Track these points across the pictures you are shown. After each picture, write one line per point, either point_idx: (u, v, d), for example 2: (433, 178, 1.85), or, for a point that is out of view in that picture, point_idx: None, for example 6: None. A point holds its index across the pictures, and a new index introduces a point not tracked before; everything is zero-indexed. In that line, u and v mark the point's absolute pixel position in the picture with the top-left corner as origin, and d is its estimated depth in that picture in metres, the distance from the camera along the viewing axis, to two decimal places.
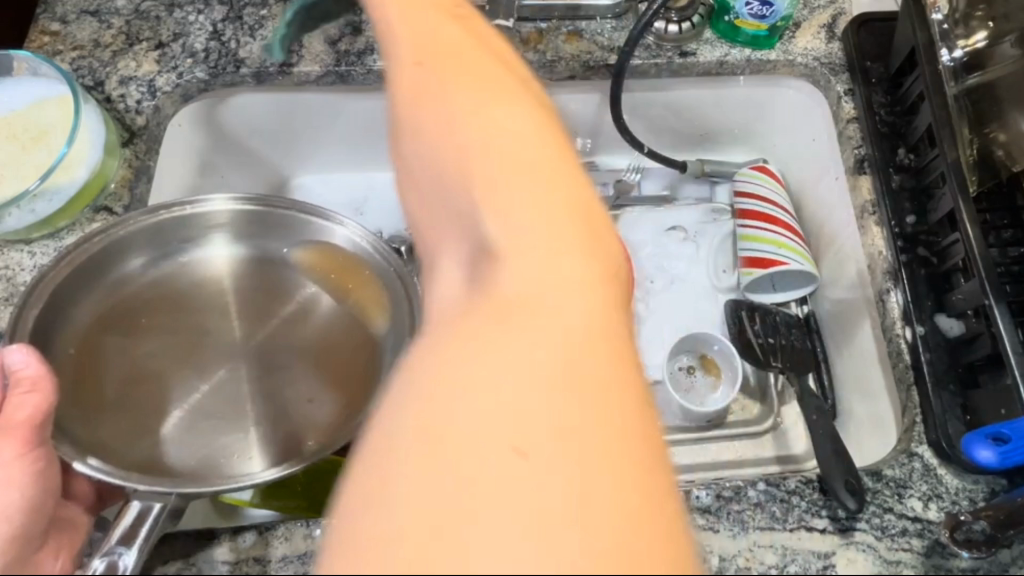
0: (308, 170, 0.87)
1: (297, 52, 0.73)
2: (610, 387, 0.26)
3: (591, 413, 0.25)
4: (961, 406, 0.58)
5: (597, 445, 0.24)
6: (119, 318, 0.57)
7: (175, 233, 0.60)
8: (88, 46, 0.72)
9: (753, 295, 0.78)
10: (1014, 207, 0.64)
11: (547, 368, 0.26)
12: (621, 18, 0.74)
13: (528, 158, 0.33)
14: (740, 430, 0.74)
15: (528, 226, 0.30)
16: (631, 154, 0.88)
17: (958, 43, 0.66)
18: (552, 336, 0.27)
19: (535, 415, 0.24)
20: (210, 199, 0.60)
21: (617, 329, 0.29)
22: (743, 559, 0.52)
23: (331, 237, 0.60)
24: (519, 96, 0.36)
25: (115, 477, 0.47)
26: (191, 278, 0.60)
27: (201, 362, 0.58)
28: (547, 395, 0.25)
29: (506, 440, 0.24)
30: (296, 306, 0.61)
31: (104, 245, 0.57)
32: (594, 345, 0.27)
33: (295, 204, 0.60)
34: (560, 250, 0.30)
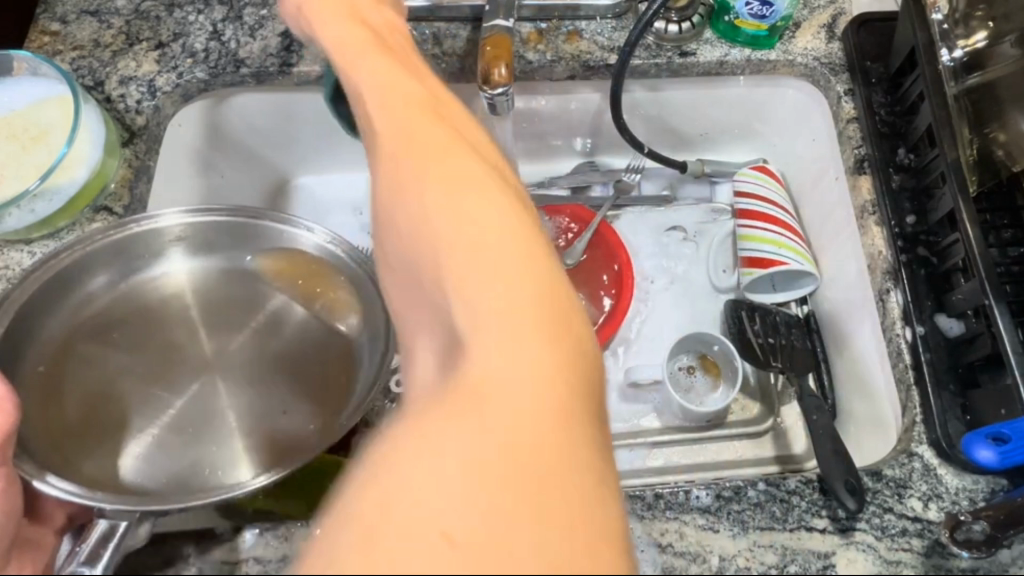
0: (308, 171, 0.87)
1: (297, 52, 0.73)
2: (551, 486, 0.29)
3: (534, 509, 0.28)
4: (961, 406, 0.58)
5: (535, 540, 0.28)
6: (88, 330, 0.59)
7: (136, 249, 0.61)
8: (88, 46, 0.72)
9: (753, 295, 0.78)
10: (1014, 207, 0.64)
11: (492, 466, 0.29)
12: (621, 18, 0.74)
13: (493, 252, 0.35)
14: (740, 430, 0.74)
15: (483, 328, 0.33)
16: (631, 154, 0.87)
17: (958, 43, 0.66)
18: (501, 436, 0.29)
19: (483, 514, 0.28)
20: (165, 213, 0.60)
21: (567, 408, 0.31)
22: (743, 559, 0.51)
23: (297, 243, 0.61)
24: (493, 187, 0.38)
25: (82, 496, 0.47)
26: (158, 291, 0.62)
27: (173, 373, 0.59)
28: (492, 494, 0.28)
29: (451, 539, 0.27)
30: (266, 317, 0.62)
31: (74, 259, 0.58)
32: (541, 428, 0.30)
33: (257, 213, 0.61)
34: (507, 344, 0.32)
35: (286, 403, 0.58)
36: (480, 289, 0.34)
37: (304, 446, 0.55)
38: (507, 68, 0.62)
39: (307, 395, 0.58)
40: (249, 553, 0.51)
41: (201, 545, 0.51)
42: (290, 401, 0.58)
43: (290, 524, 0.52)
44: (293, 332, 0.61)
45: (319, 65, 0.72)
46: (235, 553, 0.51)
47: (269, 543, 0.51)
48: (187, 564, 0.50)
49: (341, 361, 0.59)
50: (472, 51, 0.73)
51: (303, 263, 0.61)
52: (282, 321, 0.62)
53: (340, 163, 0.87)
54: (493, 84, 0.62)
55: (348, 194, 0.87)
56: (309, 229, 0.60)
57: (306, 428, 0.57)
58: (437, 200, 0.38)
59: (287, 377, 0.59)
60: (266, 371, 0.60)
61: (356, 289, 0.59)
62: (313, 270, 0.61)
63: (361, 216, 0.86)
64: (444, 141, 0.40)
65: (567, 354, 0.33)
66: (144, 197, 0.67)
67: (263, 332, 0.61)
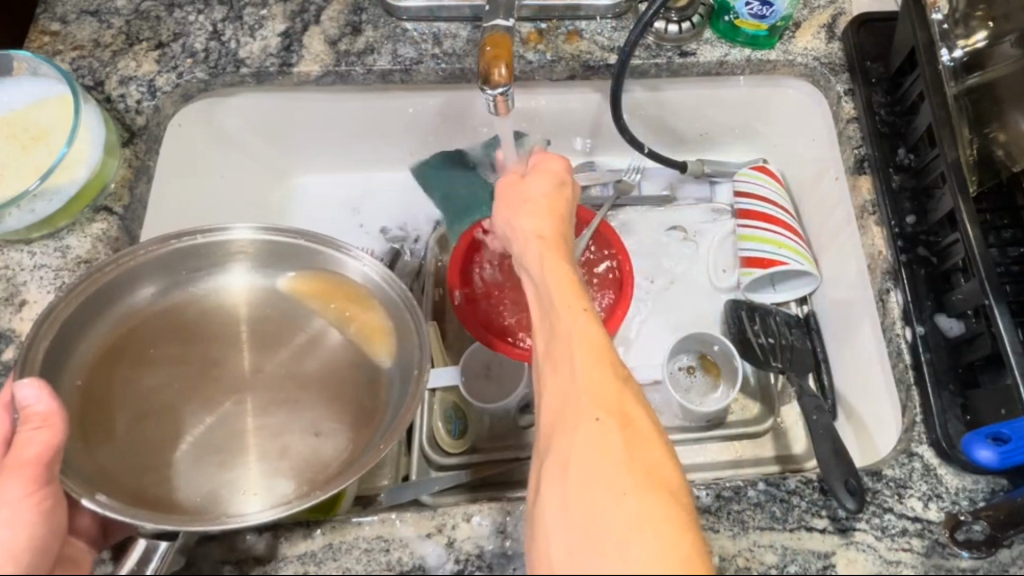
0: (308, 170, 0.87)
1: (298, 51, 0.73)
2: (629, 439, 0.40)
3: (623, 462, 0.39)
4: (961, 406, 0.58)
5: (624, 478, 0.38)
6: (131, 343, 0.57)
7: (190, 261, 0.60)
8: (88, 46, 0.72)
9: (753, 295, 0.78)
10: (1014, 207, 0.64)
11: (592, 430, 0.40)
12: (621, 19, 0.74)
13: (557, 303, 0.46)
14: (740, 430, 0.73)
15: (578, 421, 0.41)
16: (631, 155, 0.87)
17: (958, 43, 0.66)
18: (592, 407, 0.41)
19: (592, 462, 0.39)
20: (236, 228, 0.59)
21: (646, 449, 0.40)
22: (743, 559, 0.51)
23: (343, 270, 0.60)
24: (548, 248, 0.50)
25: (124, 515, 0.46)
26: (201, 304, 0.60)
27: (209, 391, 0.57)
28: (595, 450, 0.39)
29: (580, 475, 0.39)
30: (305, 338, 0.60)
31: (116, 274, 0.57)
32: (625, 470, 0.38)
33: (308, 234, 0.60)
34: (597, 419, 0.40)
35: (318, 425, 0.56)
36: (573, 372, 0.43)
37: (326, 472, 0.54)
38: (507, 68, 0.62)
39: (341, 422, 0.57)
40: (249, 553, 0.51)
41: (202, 546, 0.51)
42: (322, 424, 0.56)
43: (290, 524, 0.52)
44: (328, 358, 0.59)
45: (319, 65, 0.72)
46: (235, 553, 0.51)
47: (269, 544, 0.51)
48: (187, 564, 0.50)
49: (374, 394, 0.57)
50: (472, 51, 0.73)
51: (347, 293, 0.60)
52: (320, 344, 0.60)
53: (341, 163, 0.87)
54: (493, 84, 0.62)
55: (349, 194, 0.88)
56: (357, 257, 0.59)
57: (337, 454, 0.55)
58: (542, 354, 0.46)
59: (324, 401, 0.57)
60: (300, 394, 0.58)
61: (396, 318, 0.59)
62: (354, 296, 0.60)
63: (359, 215, 0.86)
64: (552, 257, 0.49)
65: (634, 418, 0.41)
66: (144, 197, 0.67)
67: (302, 353, 0.60)
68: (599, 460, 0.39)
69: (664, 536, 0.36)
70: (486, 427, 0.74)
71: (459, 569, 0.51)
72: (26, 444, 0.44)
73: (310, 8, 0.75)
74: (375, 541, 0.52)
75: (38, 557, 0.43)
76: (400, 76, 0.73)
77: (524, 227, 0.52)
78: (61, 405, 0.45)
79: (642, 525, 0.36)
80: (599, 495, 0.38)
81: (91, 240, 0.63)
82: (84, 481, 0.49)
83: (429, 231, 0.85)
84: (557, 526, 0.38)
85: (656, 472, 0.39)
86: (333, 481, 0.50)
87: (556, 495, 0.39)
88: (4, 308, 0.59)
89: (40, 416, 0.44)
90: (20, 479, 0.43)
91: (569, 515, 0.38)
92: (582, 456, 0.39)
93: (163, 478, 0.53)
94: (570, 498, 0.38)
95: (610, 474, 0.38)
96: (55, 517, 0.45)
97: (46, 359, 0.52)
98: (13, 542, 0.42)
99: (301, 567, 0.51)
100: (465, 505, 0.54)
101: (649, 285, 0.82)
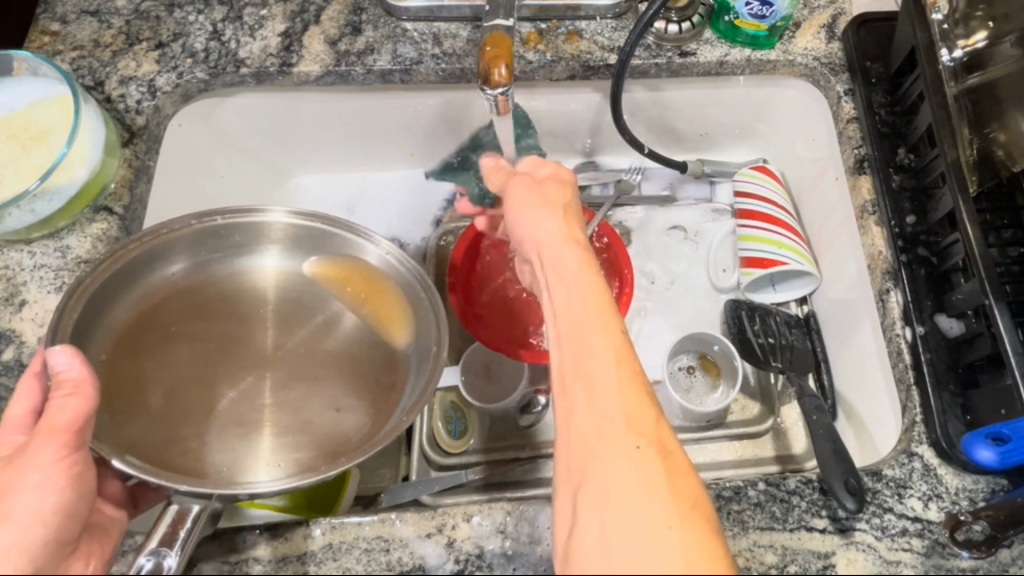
0: (307, 170, 0.88)
1: (297, 52, 0.73)
2: (668, 467, 0.40)
3: (664, 491, 0.39)
4: (961, 406, 0.58)
5: (668, 507, 0.38)
6: (154, 322, 0.57)
7: (215, 241, 0.59)
8: (88, 46, 0.72)
9: (753, 295, 0.79)
10: (1014, 206, 0.64)
11: (630, 454, 0.40)
12: (621, 19, 0.75)
13: (591, 320, 0.45)
14: (740, 430, 0.73)
15: (614, 444, 0.41)
16: (632, 155, 0.88)
17: (958, 43, 0.66)
18: (629, 432, 0.41)
19: (633, 488, 0.39)
20: (269, 211, 0.60)
21: (683, 478, 0.40)
22: (743, 559, 0.51)
23: (364, 255, 0.60)
24: (576, 260, 0.50)
25: (155, 475, 0.46)
26: (223, 286, 0.60)
27: (229, 367, 0.57)
28: (636, 475, 0.39)
29: (618, 497, 0.39)
30: (321, 320, 0.60)
31: (141, 251, 0.56)
32: (667, 497, 0.39)
33: (337, 221, 0.60)
34: (636, 445, 0.40)
35: (338, 401, 0.57)
36: (609, 396, 0.42)
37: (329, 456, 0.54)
38: (507, 67, 0.62)
39: (360, 397, 0.57)
40: (250, 553, 0.51)
41: (201, 545, 0.51)
42: (342, 400, 0.57)
43: (289, 524, 0.52)
44: (347, 338, 0.60)
45: (318, 65, 0.72)
46: (236, 553, 0.50)
47: (268, 543, 0.51)
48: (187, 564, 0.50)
49: (392, 371, 0.58)
50: (472, 51, 0.73)
51: (364, 276, 0.61)
52: (338, 326, 0.60)
53: (341, 163, 0.88)
54: (493, 84, 0.62)
55: (348, 194, 0.88)
56: (374, 241, 0.60)
57: (356, 429, 0.55)
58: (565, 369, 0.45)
59: (343, 378, 0.58)
60: (319, 371, 0.58)
61: (413, 302, 0.59)
62: (372, 281, 0.60)
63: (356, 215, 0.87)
64: (580, 272, 0.49)
65: (671, 446, 0.42)
66: (144, 197, 0.68)
67: (321, 333, 0.60)
68: (643, 486, 0.39)
69: (708, 567, 0.36)
70: (486, 426, 0.74)
71: (459, 569, 0.51)
72: (58, 410, 0.43)
73: (310, 8, 0.75)
74: (376, 541, 0.52)
75: (65, 523, 0.43)
76: (400, 76, 0.73)
77: (552, 234, 0.51)
78: (92, 371, 0.44)
79: (688, 557, 0.37)
80: (643, 525, 0.37)
81: (91, 240, 0.63)
82: (114, 448, 0.48)
83: (428, 231, 0.85)
84: (596, 554, 0.38)
85: (694, 500, 0.40)
86: (359, 450, 0.51)
87: (593, 518, 0.39)
88: (3, 309, 0.59)
89: (72, 382, 0.43)
90: (52, 443, 0.42)
91: (609, 542, 0.38)
92: (623, 482, 0.39)
93: (189, 449, 0.52)
94: (611, 524, 0.38)
95: (652, 505, 0.38)
96: (85, 481, 0.44)
97: (76, 330, 0.51)
98: (42, 503, 0.42)
99: (301, 567, 0.51)
100: (466, 505, 0.54)
101: (649, 285, 0.82)
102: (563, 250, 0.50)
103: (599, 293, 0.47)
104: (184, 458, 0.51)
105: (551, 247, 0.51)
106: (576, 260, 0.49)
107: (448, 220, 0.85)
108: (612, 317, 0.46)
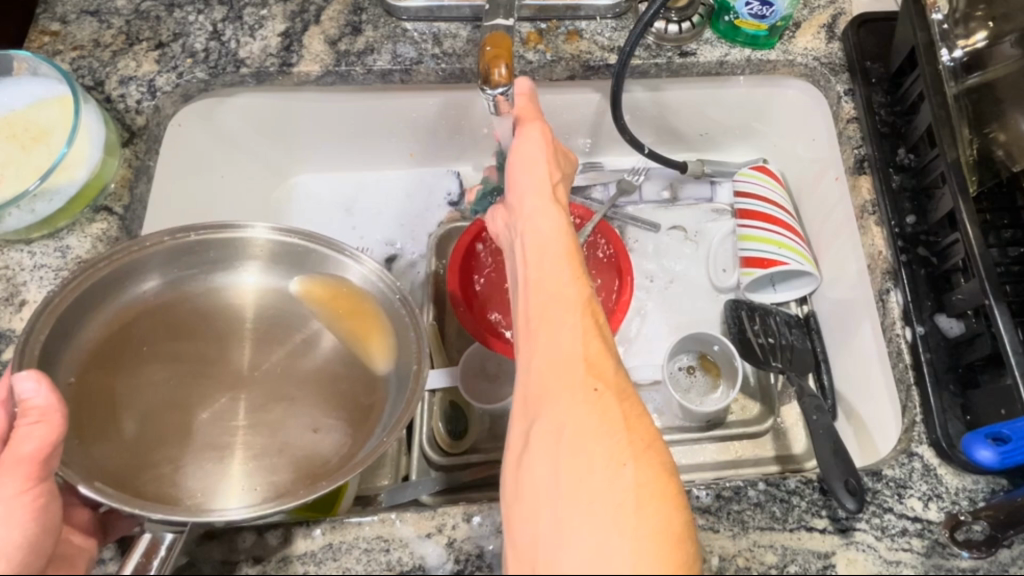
0: (309, 170, 0.88)
1: (298, 52, 0.73)
2: (624, 410, 0.45)
3: (618, 431, 0.43)
4: (961, 406, 0.58)
5: (622, 445, 0.43)
6: (125, 343, 0.56)
7: (191, 257, 0.59)
8: (88, 46, 0.72)
9: (753, 294, 0.79)
10: (1014, 206, 0.64)
11: (584, 396, 0.44)
12: (621, 19, 0.75)
13: (562, 277, 0.50)
14: (739, 430, 0.73)
15: (573, 387, 0.45)
16: (634, 156, 0.88)
17: (958, 44, 0.66)
18: (586, 377, 0.45)
19: (588, 427, 0.43)
20: (250, 227, 0.60)
21: (638, 420, 0.44)
22: (743, 559, 0.51)
23: (345, 272, 0.60)
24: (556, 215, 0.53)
25: (121, 505, 0.45)
26: (197, 303, 0.60)
27: (205, 388, 0.57)
28: (592, 416, 0.44)
29: (573, 431, 0.43)
30: (299, 340, 0.60)
31: (108, 271, 0.56)
32: (622, 435, 0.43)
33: (319, 239, 0.60)
34: (595, 389, 0.45)
35: (317, 421, 0.56)
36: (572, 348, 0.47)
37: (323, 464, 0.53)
38: (507, 67, 0.62)
39: (339, 416, 0.57)
40: (251, 553, 0.51)
41: (202, 545, 0.51)
42: (321, 420, 0.56)
43: (290, 525, 0.52)
44: (325, 359, 0.60)
45: (318, 65, 0.72)
46: (236, 554, 0.51)
47: (269, 543, 0.51)
48: (188, 564, 0.50)
49: (370, 392, 0.58)
50: (472, 51, 0.73)
51: (346, 294, 0.60)
52: (315, 347, 0.60)
53: (342, 163, 0.88)
54: (493, 84, 0.62)
55: (344, 193, 0.88)
56: (357, 259, 0.60)
57: (335, 450, 0.55)
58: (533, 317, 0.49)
59: (320, 398, 0.58)
60: (297, 391, 0.58)
61: (391, 321, 0.59)
62: (352, 299, 0.60)
63: (353, 216, 0.87)
64: (558, 229, 0.53)
65: (627, 391, 0.46)
66: (144, 197, 0.67)
67: (297, 353, 0.60)
68: (597, 424, 0.43)
69: (653, 493, 0.41)
70: (486, 427, 0.74)
71: (458, 569, 0.51)
72: (24, 438, 0.43)
73: (310, 8, 0.75)
74: (376, 541, 0.52)
75: (32, 558, 0.43)
76: (400, 76, 0.73)
77: (538, 190, 0.55)
78: (59, 398, 0.44)
79: (638, 489, 0.41)
80: (596, 458, 0.42)
81: (91, 240, 0.63)
82: (84, 474, 0.48)
83: (428, 231, 0.86)
84: (546, 482, 0.42)
85: (649, 441, 0.44)
86: (334, 475, 0.50)
87: (548, 451, 0.43)
88: (3, 309, 0.59)
89: (38, 410, 0.43)
90: (17, 474, 0.42)
91: (561, 472, 0.42)
92: (579, 420, 0.43)
93: (161, 475, 0.52)
94: (565, 457, 0.42)
95: (606, 442, 0.43)
96: (49, 514, 0.44)
97: (44, 351, 0.51)
98: (7, 538, 0.42)
99: (301, 567, 0.51)
100: (466, 505, 0.54)
101: (649, 285, 0.82)
102: (543, 205, 0.54)
103: (574, 255, 0.51)
104: (156, 484, 0.51)
105: (534, 200, 0.54)
106: (556, 221, 0.53)
107: (447, 220, 0.85)
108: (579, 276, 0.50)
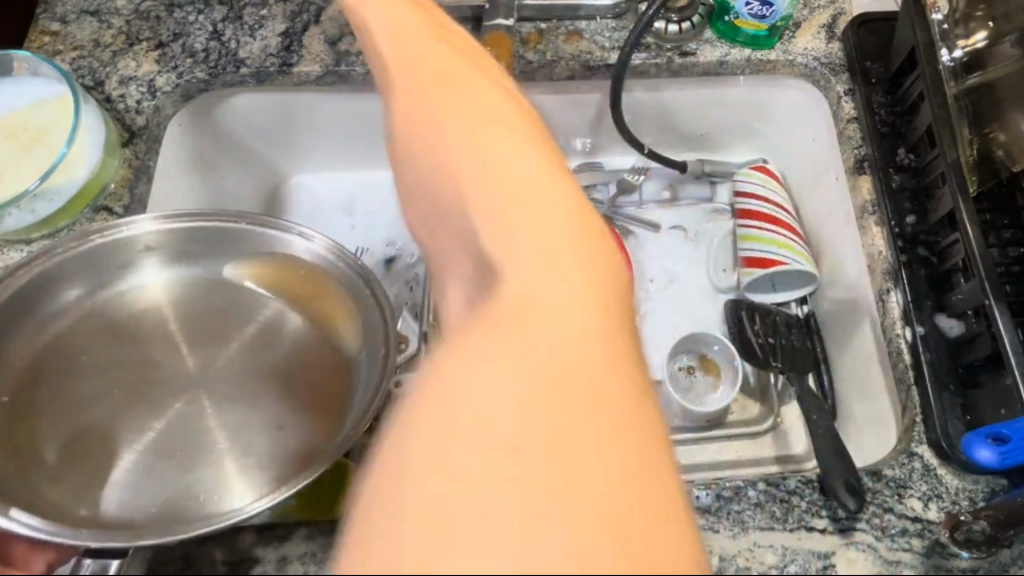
0: (306, 170, 0.87)
1: (298, 52, 0.73)
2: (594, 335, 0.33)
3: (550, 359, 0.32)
4: (961, 406, 0.58)
5: (563, 384, 0.32)
6: (57, 360, 0.57)
7: (112, 257, 0.60)
8: (88, 46, 0.72)
9: (753, 295, 0.78)
10: (1014, 206, 0.64)
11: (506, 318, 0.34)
12: (621, 19, 0.74)
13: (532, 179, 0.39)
14: (740, 430, 0.73)
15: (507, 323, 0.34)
16: (633, 155, 0.88)
17: (958, 44, 0.66)
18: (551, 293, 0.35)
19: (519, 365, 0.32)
20: (138, 219, 0.59)
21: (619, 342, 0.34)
22: (743, 559, 0.51)
23: (290, 250, 0.60)
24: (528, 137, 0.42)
25: (61, 536, 0.46)
26: (133, 305, 0.61)
27: (157, 395, 0.57)
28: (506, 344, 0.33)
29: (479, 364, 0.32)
30: (259, 328, 0.61)
31: (30, 277, 0.56)
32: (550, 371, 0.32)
33: (234, 217, 0.60)
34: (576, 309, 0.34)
35: (279, 419, 0.56)
36: (555, 288, 0.35)
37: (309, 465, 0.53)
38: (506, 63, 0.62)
39: (299, 411, 0.56)
40: (250, 552, 0.51)
41: (201, 544, 0.51)
42: (283, 417, 0.56)
43: (289, 525, 0.52)
44: (290, 343, 0.60)
45: (318, 65, 0.72)
46: (235, 554, 0.51)
47: (268, 544, 0.51)
48: (187, 564, 0.50)
49: (334, 377, 0.58)
50: None
51: (297, 273, 0.61)
52: (277, 332, 0.61)
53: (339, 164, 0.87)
54: None
55: (341, 194, 0.87)
56: (300, 234, 0.59)
57: (305, 443, 0.55)
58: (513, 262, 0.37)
59: (280, 387, 0.58)
60: (259, 391, 0.57)
61: (351, 297, 0.58)
62: (308, 278, 0.60)
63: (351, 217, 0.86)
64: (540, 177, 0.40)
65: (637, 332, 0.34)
66: (144, 198, 0.67)
67: (260, 344, 0.60)
68: (583, 349, 0.33)
69: (542, 447, 0.30)
70: None
71: None
72: None
73: (310, 8, 0.75)
74: None
75: None
76: None
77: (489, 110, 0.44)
78: None
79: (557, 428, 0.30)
80: (588, 392, 0.31)
81: None
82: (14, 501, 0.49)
83: None
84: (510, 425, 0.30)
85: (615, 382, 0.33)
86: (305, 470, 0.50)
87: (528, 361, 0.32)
88: None
89: None
90: None
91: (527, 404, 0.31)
92: (590, 369, 0.32)
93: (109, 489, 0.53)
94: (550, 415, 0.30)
95: (615, 382, 0.32)
96: None
97: None
98: None
99: (299, 568, 0.51)
100: None
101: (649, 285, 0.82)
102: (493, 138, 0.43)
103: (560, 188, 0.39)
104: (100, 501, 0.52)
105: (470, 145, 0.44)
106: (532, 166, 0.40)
107: None
108: (542, 143, 0.42)
